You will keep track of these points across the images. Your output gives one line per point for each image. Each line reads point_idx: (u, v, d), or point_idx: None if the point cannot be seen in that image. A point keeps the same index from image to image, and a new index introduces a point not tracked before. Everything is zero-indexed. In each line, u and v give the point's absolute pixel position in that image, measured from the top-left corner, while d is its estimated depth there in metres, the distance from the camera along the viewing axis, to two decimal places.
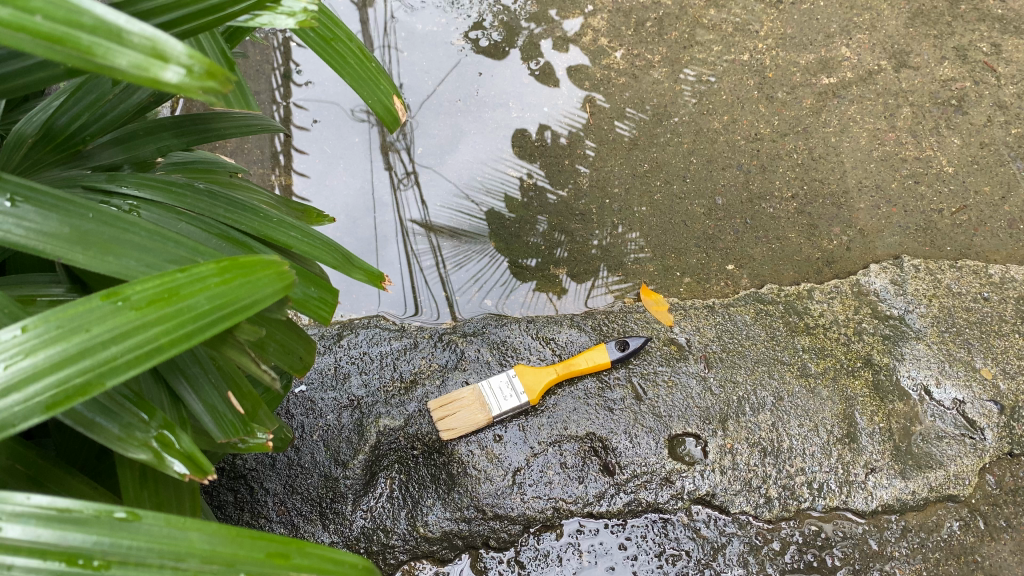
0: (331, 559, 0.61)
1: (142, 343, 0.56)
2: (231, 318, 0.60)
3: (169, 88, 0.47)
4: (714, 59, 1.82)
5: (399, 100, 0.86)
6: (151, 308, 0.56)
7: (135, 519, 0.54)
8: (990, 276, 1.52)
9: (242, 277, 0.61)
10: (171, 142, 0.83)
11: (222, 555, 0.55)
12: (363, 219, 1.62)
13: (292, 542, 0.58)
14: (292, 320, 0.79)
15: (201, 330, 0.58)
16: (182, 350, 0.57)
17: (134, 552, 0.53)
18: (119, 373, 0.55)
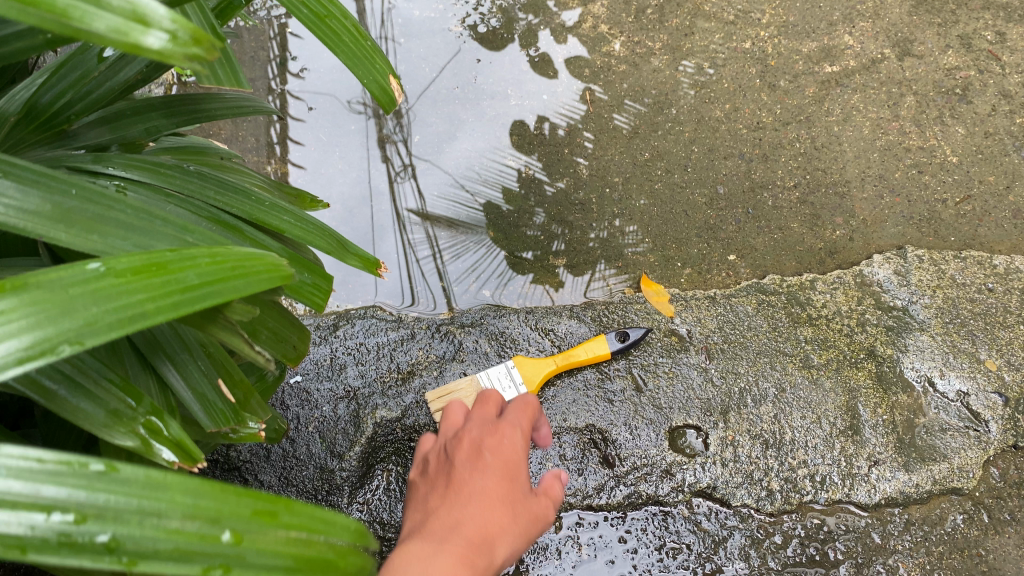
0: (326, 520, 0.52)
1: (126, 307, 0.52)
2: (223, 299, 0.57)
3: (151, 54, 0.45)
4: (715, 47, 1.80)
5: (393, 79, 0.85)
6: (138, 275, 0.53)
7: (112, 471, 0.47)
8: (995, 266, 1.50)
9: (234, 266, 0.59)
10: (160, 122, 0.81)
11: (206, 509, 0.48)
12: (359, 208, 1.60)
13: (281, 498, 0.50)
14: (284, 306, 0.77)
15: (191, 303, 0.55)
16: (170, 317, 0.53)
17: (112, 505, 0.47)
18: (100, 334, 0.50)
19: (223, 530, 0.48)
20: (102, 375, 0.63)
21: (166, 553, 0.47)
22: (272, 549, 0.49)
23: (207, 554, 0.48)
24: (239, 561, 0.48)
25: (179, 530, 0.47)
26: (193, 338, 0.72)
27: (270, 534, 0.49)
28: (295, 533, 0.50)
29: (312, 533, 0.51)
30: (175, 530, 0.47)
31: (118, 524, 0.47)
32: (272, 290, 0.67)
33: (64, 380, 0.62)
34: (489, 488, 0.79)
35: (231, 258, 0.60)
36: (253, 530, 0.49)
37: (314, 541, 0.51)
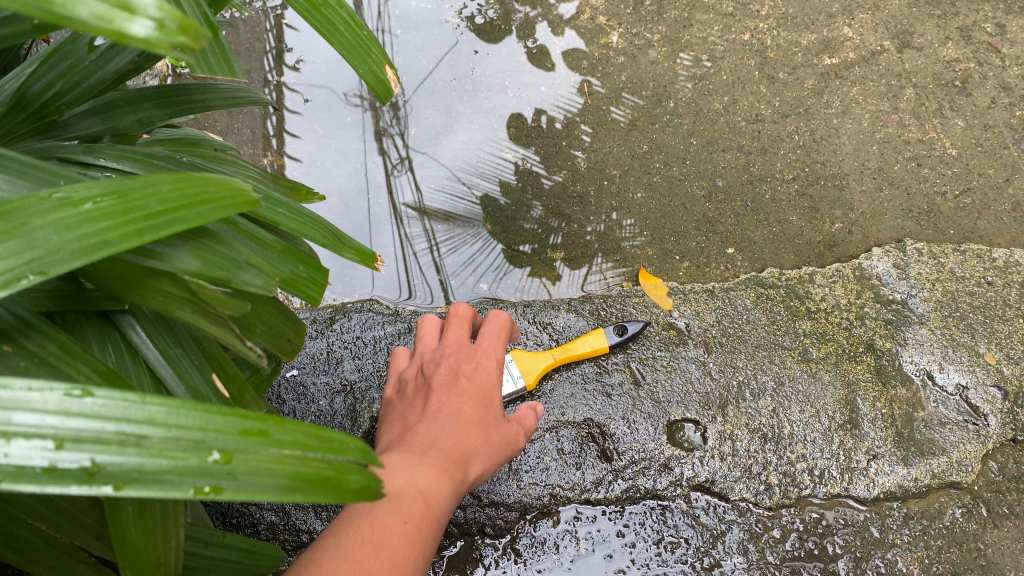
0: (318, 436, 0.54)
1: (89, 236, 0.52)
2: (189, 226, 0.56)
3: (135, 43, 0.44)
4: (714, 39, 1.79)
5: (389, 70, 0.84)
6: (98, 202, 0.53)
7: (88, 395, 0.47)
8: (994, 259, 1.49)
9: (197, 193, 0.58)
10: (153, 113, 0.80)
11: (192, 432, 0.49)
12: (356, 201, 1.59)
13: (270, 418, 0.51)
14: (278, 298, 0.76)
15: (154, 230, 0.55)
16: (135, 244, 0.53)
17: (90, 428, 0.47)
18: (63, 262, 0.51)
19: (212, 450, 0.49)
20: (91, 367, 0.61)
21: (153, 475, 0.48)
22: (263, 468, 0.51)
23: (196, 473, 0.49)
24: (230, 479, 0.50)
25: (164, 451, 0.48)
26: (186, 333, 0.72)
27: (263, 451, 0.51)
28: (285, 450, 0.52)
29: (303, 450, 0.53)
30: (159, 452, 0.48)
31: (99, 446, 0.47)
32: (264, 283, 0.65)
33: (51, 373, 0.60)
34: (466, 409, 0.97)
35: (194, 184, 0.58)
36: (244, 448, 0.50)
37: (305, 457, 0.53)
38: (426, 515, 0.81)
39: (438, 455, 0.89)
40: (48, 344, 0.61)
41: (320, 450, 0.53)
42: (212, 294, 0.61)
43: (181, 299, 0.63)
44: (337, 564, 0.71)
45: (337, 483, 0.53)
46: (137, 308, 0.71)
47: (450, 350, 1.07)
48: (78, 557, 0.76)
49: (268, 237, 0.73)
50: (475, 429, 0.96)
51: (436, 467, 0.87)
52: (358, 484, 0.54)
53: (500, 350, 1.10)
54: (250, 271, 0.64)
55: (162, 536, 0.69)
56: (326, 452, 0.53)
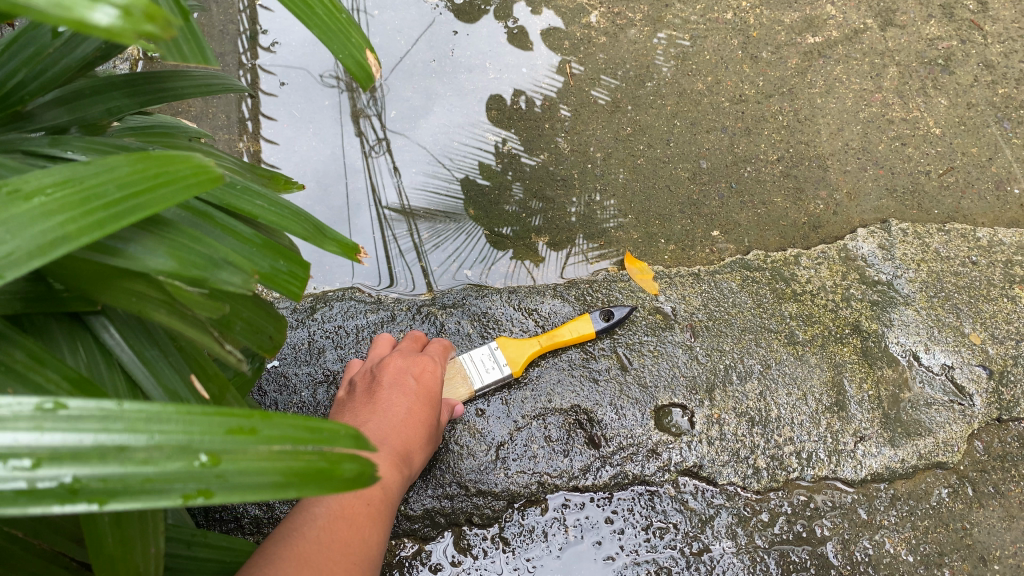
0: (309, 428, 0.50)
1: (45, 231, 0.50)
2: (151, 211, 0.54)
3: (98, 32, 0.41)
4: (696, 18, 1.76)
5: (370, 54, 0.81)
6: (51, 193, 0.51)
7: (61, 408, 0.45)
8: (979, 239, 1.49)
9: (157, 173, 0.56)
10: (123, 102, 0.77)
11: (176, 437, 0.47)
12: (334, 185, 1.56)
13: (256, 412, 0.48)
14: (258, 295, 0.74)
15: (116, 219, 0.52)
16: (94, 236, 0.51)
17: (68, 442, 0.45)
18: (20, 263, 0.49)
19: (198, 453, 0.47)
20: (61, 375, 0.59)
21: (138, 486, 0.46)
22: (252, 466, 0.47)
23: (184, 478, 0.47)
24: (219, 481, 0.47)
25: (148, 460, 0.46)
26: (162, 334, 0.70)
27: (251, 450, 0.47)
28: (275, 446, 0.48)
29: (294, 444, 0.49)
30: (143, 461, 0.46)
31: (78, 460, 0.45)
32: (243, 280, 0.63)
33: (19, 383, 0.57)
34: (412, 407, 1.08)
35: (154, 165, 0.56)
36: (228, 449, 0.47)
37: (296, 452, 0.49)
38: (380, 503, 0.94)
39: (388, 449, 1.02)
40: (14, 353, 0.58)
41: (312, 443, 0.49)
42: (186, 293, 0.59)
43: (155, 300, 0.60)
44: (315, 532, 0.84)
45: (332, 473, 0.50)
46: (110, 309, 0.68)
47: (398, 352, 1.18)
48: (59, 563, 0.73)
49: (246, 230, 0.70)
50: (421, 421, 1.07)
51: (387, 460, 1.00)
52: (353, 473, 0.51)
53: (442, 355, 1.22)
54: (227, 270, 0.62)
55: (140, 544, 0.67)
56: (319, 444, 0.50)
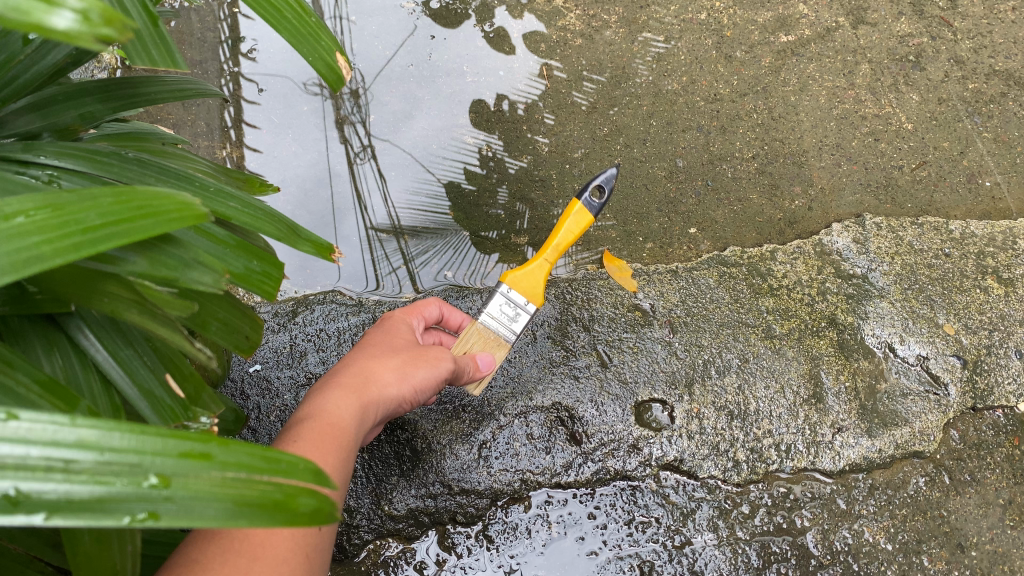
0: (264, 457, 0.51)
1: (20, 250, 0.51)
2: (130, 240, 0.55)
3: (55, 35, 0.42)
4: (671, 18, 1.77)
5: (340, 56, 0.82)
6: (31, 216, 0.52)
7: (13, 419, 0.46)
8: (951, 232, 1.51)
9: (142, 206, 0.57)
10: (95, 108, 0.77)
11: (127, 455, 0.48)
12: (317, 191, 1.57)
13: (213, 438, 0.50)
14: (232, 295, 0.75)
15: (92, 244, 0.53)
16: (69, 258, 0.52)
17: (14, 454, 0.46)
18: None
19: (148, 475, 0.48)
20: (32, 379, 0.60)
21: (82, 503, 0.47)
22: (204, 491, 0.49)
23: (130, 497, 0.48)
24: (168, 503, 0.48)
25: (95, 477, 0.47)
26: (136, 334, 0.71)
27: (201, 474, 0.49)
28: (228, 472, 0.49)
29: (249, 472, 0.50)
30: (90, 477, 0.47)
31: (24, 472, 0.46)
32: (214, 280, 0.64)
33: None
34: (371, 346, 1.06)
35: (138, 198, 0.57)
36: (181, 471, 0.48)
37: (250, 480, 0.50)
38: (320, 427, 0.90)
39: (339, 380, 0.99)
40: None
41: (267, 472, 0.51)
42: (157, 293, 0.59)
43: (127, 301, 0.61)
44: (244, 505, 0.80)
45: (288, 506, 0.51)
46: (83, 310, 0.69)
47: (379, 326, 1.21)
48: (35, 567, 0.74)
49: (220, 232, 0.71)
50: (381, 352, 1.04)
51: (337, 392, 0.96)
52: (310, 508, 0.52)
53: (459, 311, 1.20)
54: (196, 270, 0.63)
55: (118, 543, 0.69)
56: (274, 473, 0.51)
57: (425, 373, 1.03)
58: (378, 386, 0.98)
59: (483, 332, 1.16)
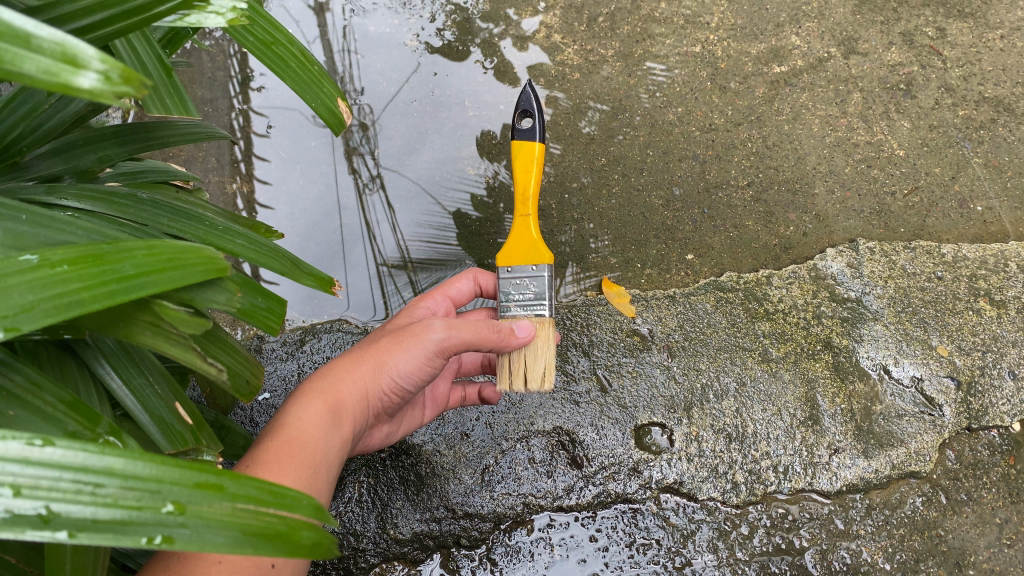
0: (271, 492, 0.58)
1: (62, 295, 0.56)
2: (159, 289, 0.60)
3: (82, 94, 0.46)
4: (668, 51, 1.80)
5: (342, 102, 0.87)
6: (74, 264, 0.57)
7: (49, 445, 0.51)
8: (943, 255, 1.54)
9: (170, 259, 0.62)
10: (112, 151, 0.82)
11: (148, 483, 0.53)
12: (327, 223, 1.64)
13: (226, 472, 0.56)
14: (242, 343, 0.81)
15: (127, 292, 0.58)
16: (106, 305, 0.57)
17: (48, 477, 0.51)
18: (35, 318, 0.54)
19: (166, 501, 0.53)
20: (58, 398, 0.64)
21: (106, 522, 0.52)
22: (215, 520, 0.55)
23: (149, 522, 0.53)
24: (182, 528, 0.54)
25: (118, 501, 0.52)
26: (148, 362, 0.76)
27: (215, 504, 0.55)
28: (237, 503, 0.56)
29: (257, 505, 0.57)
30: (113, 501, 0.52)
31: (55, 493, 0.51)
32: (227, 299, 0.70)
33: (20, 406, 0.63)
34: (377, 337, 1.14)
35: (167, 251, 0.63)
36: (196, 500, 0.54)
37: (257, 512, 0.57)
38: (286, 436, 0.96)
39: (325, 377, 1.07)
40: (14, 377, 0.63)
41: (272, 505, 0.58)
42: (173, 312, 0.63)
43: (141, 322, 0.64)
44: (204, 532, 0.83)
45: (290, 538, 0.58)
46: (97, 339, 0.73)
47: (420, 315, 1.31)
48: None
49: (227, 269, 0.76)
50: (380, 339, 1.11)
51: (308, 400, 1.02)
52: (309, 540, 0.60)
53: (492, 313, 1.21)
54: (211, 287, 0.69)
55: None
56: (279, 507, 0.58)
57: (406, 352, 1.07)
58: (349, 382, 1.06)
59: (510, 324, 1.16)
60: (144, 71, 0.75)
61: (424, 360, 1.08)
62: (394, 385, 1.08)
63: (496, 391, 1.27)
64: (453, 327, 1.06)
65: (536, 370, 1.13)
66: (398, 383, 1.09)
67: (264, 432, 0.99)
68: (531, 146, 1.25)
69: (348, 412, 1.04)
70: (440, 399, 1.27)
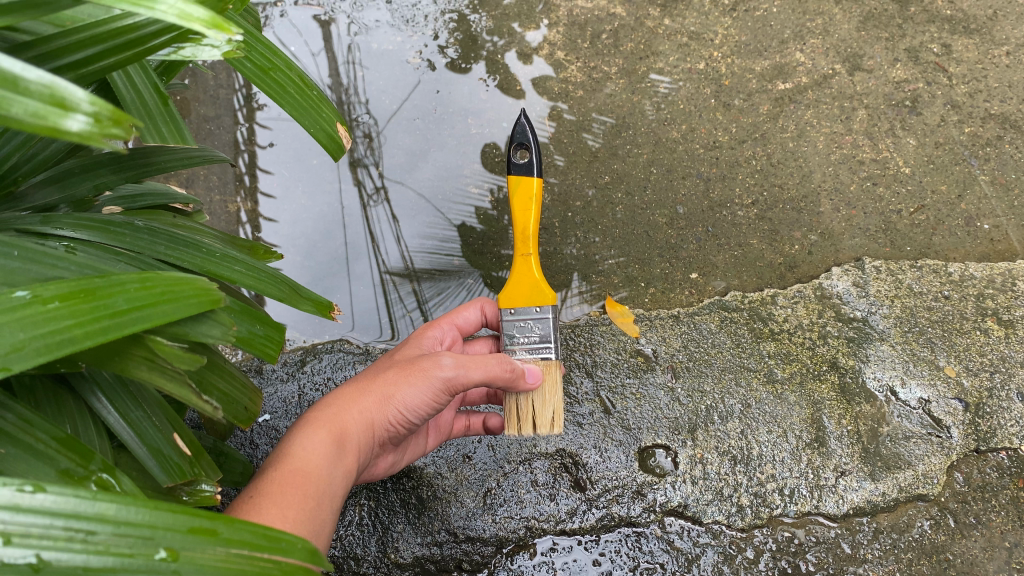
0: (266, 536, 0.58)
1: (54, 333, 0.55)
2: (154, 322, 0.60)
3: (71, 137, 0.45)
4: (671, 68, 1.80)
5: (342, 127, 0.86)
6: (65, 302, 0.56)
7: (40, 492, 0.51)
8: (950, 274, 1.53)
9: (164, 292, 0.62)
10: (109, 179, 0.81)
11: (140, 529, 0.54)
12: (331, 237, 1.62)
13: (220, 517, 0.56)
14: (237, 367, 0.79)
15: (120, 327, 0.58)
16: (98, 341, 0.56)
17: (39, 524, 0.51)
18: (26, 358, 0.53)
19: (159, 548, 0.54)
20: (50, 435, 0.63)
21: (97, 570, 0.52)
22: (209, 565, 0.56)
23: (142, 569, 0.54)
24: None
25: (110, 548, 0.53)
26: (147, 395, 0.75)
27: (210, 549, 0.56)
28: (232, 548, 0.57)
29: (251, 550, 0.57)
30: (105, 549, 0.53)
31: (46, 540, 0.51)
32: (223, 333, 0.69)
33: (12, 445, 0.62)
34: (384, 366, 1.12)
35: (160, 284, 0.62)
36: (189, 546, 0.55)
37: (251, 557, 0.58)
38: (290, 468, 0.94)
39: (331, 407, 1.06)
40: (5, 416, 0.62)
41: (267, 550, 0.58)
42: (167, 348, 0.62)
43: (137, 358, 0.63)
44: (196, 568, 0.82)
45: None
46: (94, 372, 0.72)
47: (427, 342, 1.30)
48: None
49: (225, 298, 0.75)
50: (388, 370, 1.10)
51: (313, 431, 1.01)
52: None
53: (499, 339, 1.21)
54: (204, 323, 0.67)
55: None
56: (273, 551, 0.58)
57: (413, 387, 1.06)
58: (354, 414, 1.05)
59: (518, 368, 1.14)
60: (142, 98, 0.80)
61: (430, 395, 1.06)
62: (400, 419, 1.07)
63: (500, 420, 1.26)
64: (462, 363, 1.05)
65: (545, 416, 1.15)
66: (404, 416, 1.07)
67: (267, 462, 0.97)
68: (530, 181, 1.25)
69: (352, 443, 1.02)
70: (443, 427, 1.26)
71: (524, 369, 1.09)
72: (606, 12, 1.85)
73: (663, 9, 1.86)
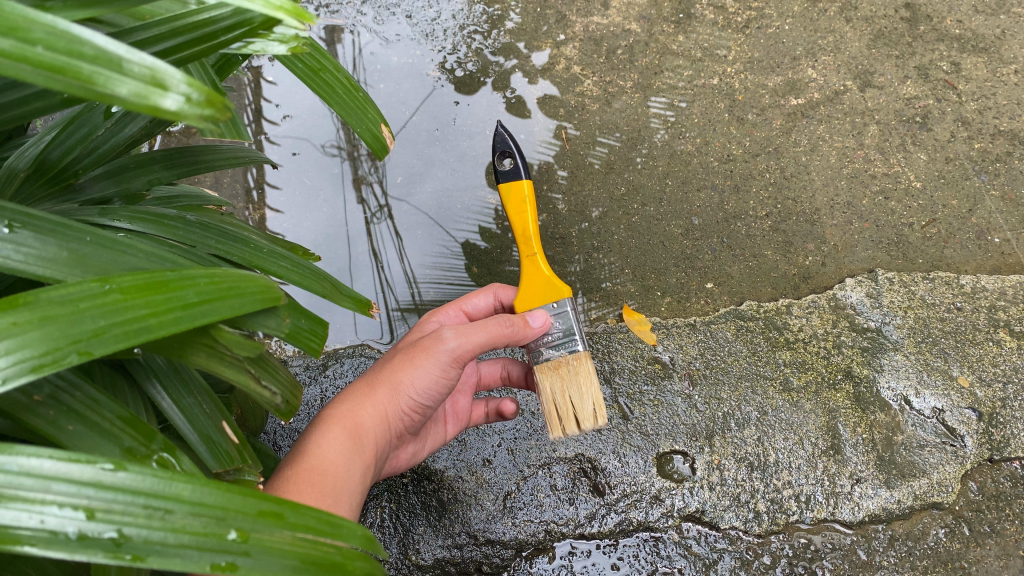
0: (328, 522, 0.61)
1: (133, 320, 0.57)
2: (219, 317, 0.62)
3: (168, 115, 0.49)
4: (684, 83, 1.82)
5: (386, 127, 0.89)
6: (139, 292, 0.58)
7: (121, 470, 0.54)
8: (963, 286, 1.55)
9: (230, 287, 0.64)
10: (161, 174, 0.84)
11: (214, 509, 0.56)
12: (340, 250, 1.65)
13: (286, 502, 0.59)
14: (272, 353, 0.79)
15: (190, 318, 0.60)
16: (172, 331, 0.59)
17: (120, 501, 0.53)
18: (106, 344, 0.56)
19: (230, 529, 0.56)
20: (116, 414, 0.66)
21: (172, 548, 0.54)
22: (277, 547, 0.58)
23: (214, 550, 0.56)
24: (246, 555, 0.57)
25: (186, 527, 0.55)
26: (196, 382, 0.78)
27: (276, 531, 0.58)
28: (298, 532, 0.59)
29: (315, 535, 0.60)
30: (182, 527, 0.55)
31: (127, 517, 0.53)
32: (277, 324, 0.72)
33: (79, 421, 0.64)
34: (392, 352, 1.15)
35: (227, 280, 0.65)
36: (258, 528, 0.57)
37: (315, 541, 0.60)
38: (307, 465, 0.96)
39: (344, 402, 1.08)
40: (74, 393, 0.65)
41: (329, 536, 0.61)
42: (228, 335, 0.65)
43: (198, 344, 0.65)
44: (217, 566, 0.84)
45: (344, 567, 0.61)
46: (148, 357, 0.75)
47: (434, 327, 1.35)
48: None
49: None
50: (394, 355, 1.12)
51: (328, 429, 1.03)
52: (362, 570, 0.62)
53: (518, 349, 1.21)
54: (263, 314, 0.71)
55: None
56: (334, 537, 0.61)
57: (419, 367, 1.07)
58: (369, 408, 1.06)
59: (549, 367, 1.16)
60: None
61: (437, 373, 1.08)
62: (414, 403, 1.09)
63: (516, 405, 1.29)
64: (464, 335, 1.07)
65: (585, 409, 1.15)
66: (416, 401, 1.09)
67: (286, 459, 0.99)
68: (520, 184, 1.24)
69: (367, 436, 1.04)
70: (461, 415, 1.29)
71: (526, 321, 1.12)
72: (620, 29, 1.89)
73: (676, 27, 1.89)
